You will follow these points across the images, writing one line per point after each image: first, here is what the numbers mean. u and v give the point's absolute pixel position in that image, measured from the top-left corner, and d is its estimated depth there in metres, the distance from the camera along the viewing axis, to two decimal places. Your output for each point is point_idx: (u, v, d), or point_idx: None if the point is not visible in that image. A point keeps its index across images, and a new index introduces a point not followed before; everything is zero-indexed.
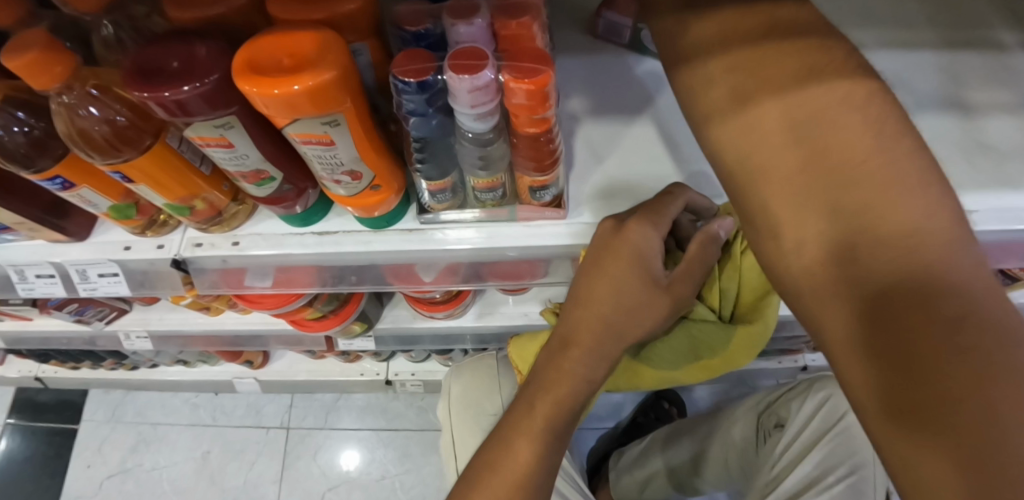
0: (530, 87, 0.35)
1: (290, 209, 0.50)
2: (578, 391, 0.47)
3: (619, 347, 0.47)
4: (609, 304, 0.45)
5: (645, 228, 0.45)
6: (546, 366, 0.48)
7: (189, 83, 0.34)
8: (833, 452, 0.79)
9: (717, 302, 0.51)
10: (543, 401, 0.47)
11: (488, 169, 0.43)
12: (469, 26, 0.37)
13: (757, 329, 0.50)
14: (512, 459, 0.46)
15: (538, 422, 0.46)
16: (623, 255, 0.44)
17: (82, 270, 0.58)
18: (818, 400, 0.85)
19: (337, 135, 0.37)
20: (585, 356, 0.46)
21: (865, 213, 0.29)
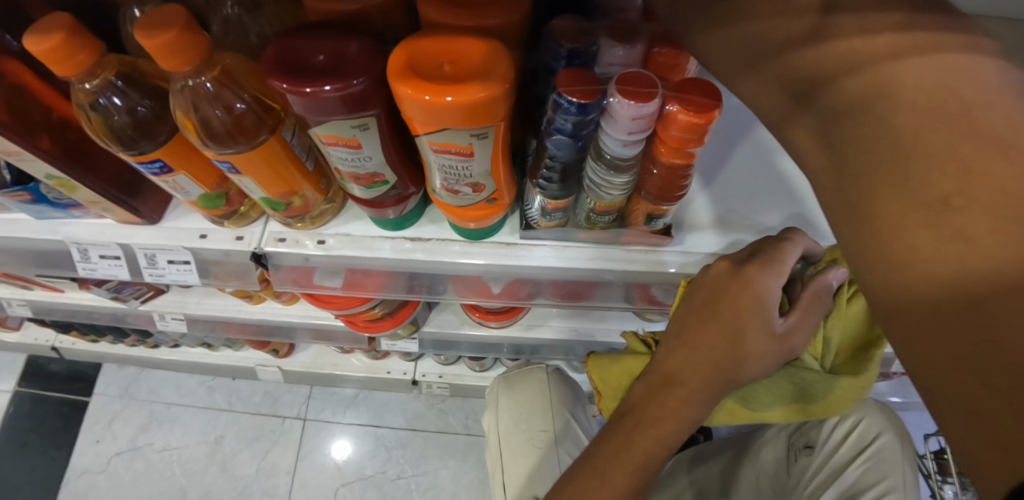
0: (699, 121, 0.33)
1: (384, 213, 0.48)
2: (680, 430, 0.48)
3: (727, 388, 0.46)
4: (724, 350, 0.44)
5: (768, 275, 0.43)
6: (649, 401, 0.48)
7: (338, 83, 0.32)
8: (870, 472, 0.87)
9: (821, 351, 0.49)
10: (645, 434, 0.48)
11: (612, 194, 0.41)
12: (627, 49, 0.36)
13: (859, 380, 0.49)
14: (609, 489, 0.48)
15: (638, 455, 0.48)
16: (744, 302, 0.43)
17: (151, 255, 0.55)
18: (848, 425, 0.94)
19: (479, 147, 0.35)
20: (691, 397, 0.46)
21: (862, 101, 0.23)
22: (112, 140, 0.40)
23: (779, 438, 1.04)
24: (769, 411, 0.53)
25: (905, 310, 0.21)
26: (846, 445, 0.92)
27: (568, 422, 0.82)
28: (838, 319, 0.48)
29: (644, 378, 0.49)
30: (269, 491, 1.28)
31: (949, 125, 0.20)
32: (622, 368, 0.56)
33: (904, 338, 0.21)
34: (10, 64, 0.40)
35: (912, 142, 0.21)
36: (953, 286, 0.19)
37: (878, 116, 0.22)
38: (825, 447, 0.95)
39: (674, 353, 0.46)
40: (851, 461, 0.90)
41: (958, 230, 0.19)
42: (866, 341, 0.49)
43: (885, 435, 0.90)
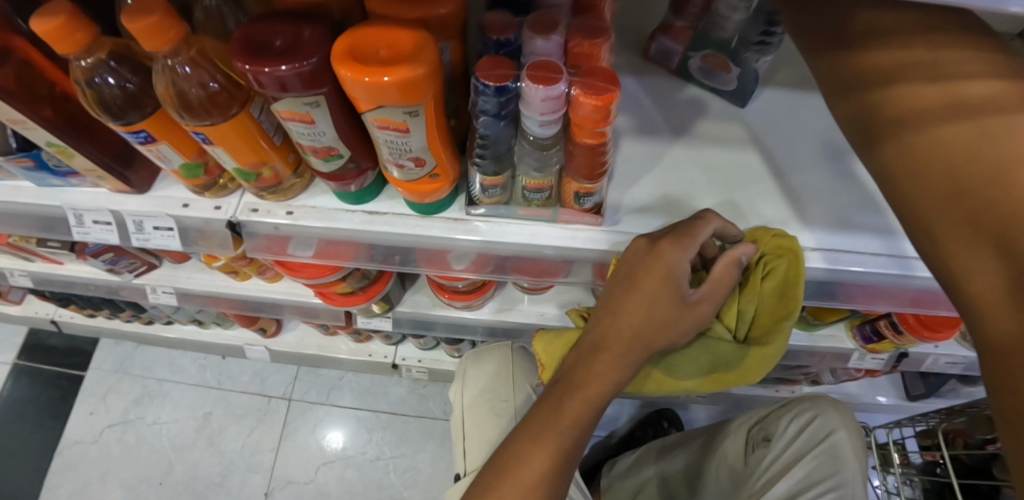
0: (597, 103, 0.37)
1: (345, 187, 0.53)
2: (605, 392, 0.52)
3: (647, 352, 0.51)
4: (642, 316, 0.49)
5: (680, 249, 0.48)
6: (578, 366, 0.52)
7: (290, 63, 0.37)
8: (820, 467, 0.92)
9: (734, 322, 0.54)
10: (573, 396, 0.52)
11: (540, 171, 0.46)
12: (546, 41, 0.40)
13: (769, 350, 0.54)
14: (539, 448, 0.52)
15: (568, 416, 0.52)
16: (657, 272, 0.48)
17: (139, 221, 0.61)
18: (806, 419, 0.98)
19: (414, 123, 0.41)
20: (614, 360, 0.51)
21: (954, 160, 0.30)
22: (103, 111, 0.45)
23: (739, 433, 1.07)
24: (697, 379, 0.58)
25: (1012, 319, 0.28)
26: (800, 439, 0.97)
27: (528, 397, 0.87)
28: (751, 293, 0.53)
29: (577, 347, 0.54)
30: (253, 466, 1.34)
31: None
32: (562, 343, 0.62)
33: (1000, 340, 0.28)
34: (18, 42, 0.45)
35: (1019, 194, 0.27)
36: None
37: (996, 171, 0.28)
38: (782, 440, 0.99)
39: (603, 320, 0.51)
40: (805, 454, 0.95)
41: None
42: (779, 316, 0.53)
43: (840, 432, 0.94)
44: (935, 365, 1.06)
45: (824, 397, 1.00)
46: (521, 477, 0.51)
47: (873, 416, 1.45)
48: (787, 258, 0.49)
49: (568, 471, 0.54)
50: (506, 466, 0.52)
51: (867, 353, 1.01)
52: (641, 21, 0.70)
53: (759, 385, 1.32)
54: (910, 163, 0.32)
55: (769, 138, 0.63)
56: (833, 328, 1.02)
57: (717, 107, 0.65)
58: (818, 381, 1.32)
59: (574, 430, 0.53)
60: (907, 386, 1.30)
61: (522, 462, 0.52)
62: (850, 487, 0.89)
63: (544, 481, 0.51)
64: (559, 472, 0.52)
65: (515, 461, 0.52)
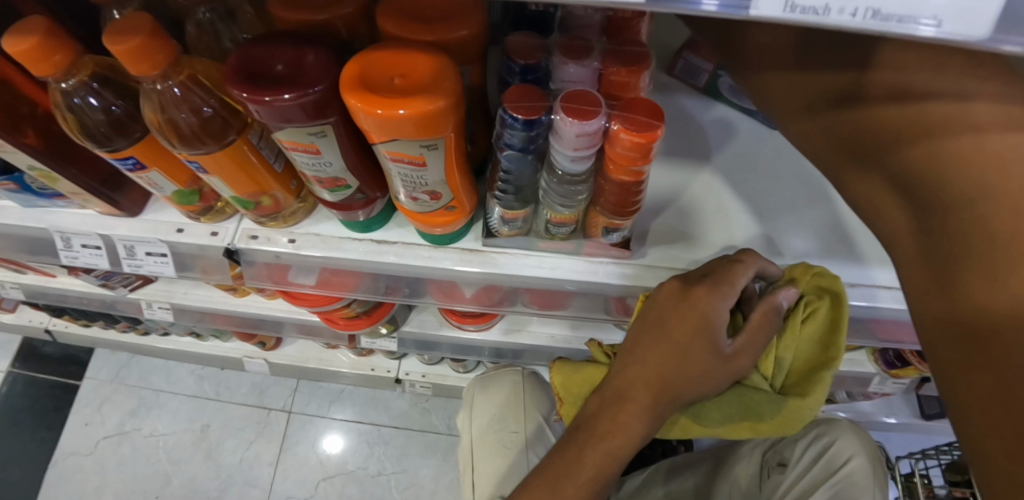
0: (637, 140, 0.33)
1: (352, 216, 0.49)
2: (629, 445, 0.48)
3: (674, 404, 0.47)
4: (671, 365, 0.45)
5: (718, 298, 0.43)
6: (601, 414, 0.49)
7: (294, 92, 0.33)
8: (836, 495, 0.88)
9: (771, 371, 0.49)
10: (595, 447, 0.48)
11: (567, 206, 0.42)
12: (578, 67, 0.36)
13: (808, 403, 0.49)
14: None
15: (588, 468, 0.48)
16: (689, 321, 0.44)
17: (130, 246, 0.57)
18: (821, 445, 0.95)
19: (431, 157, 0.37)
20: (641, 411, 0.47)
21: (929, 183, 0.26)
22: (85, 137, 0.41)
23: (753, 455, 1.05)
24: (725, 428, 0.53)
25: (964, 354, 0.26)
26: (817, 467, 0.93)
27: (540, 428, 0.83)
28: (791, 340, 0.48)
29: (599, 393, 0.50)
30: (251, 481, 1.30)
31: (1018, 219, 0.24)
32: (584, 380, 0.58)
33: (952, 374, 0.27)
34: None
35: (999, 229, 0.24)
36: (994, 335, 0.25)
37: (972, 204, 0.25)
38: (796, 468, 0.96)
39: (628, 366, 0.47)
40: (821, 482, 0.91)
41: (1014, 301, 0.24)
42: (818, 364, 0.49)
43: (856, 460, 0.90)
44: None
45: (839, 423, 0.97)
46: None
47: (888, 434, 1.41)
48: (829, 297, 0.46)
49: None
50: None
51: (889, 377, 0.97)
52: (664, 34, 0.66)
53: None
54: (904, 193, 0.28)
55: (803, 165, 0.59)
56: (854, 352, 0.98)
57: (746, 128, 0.61)
58: (832, 399, 1.28)
59: (597, 482, 0.49)
60: (924, 406, 1.26)
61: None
62: None
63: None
64: None
65: None
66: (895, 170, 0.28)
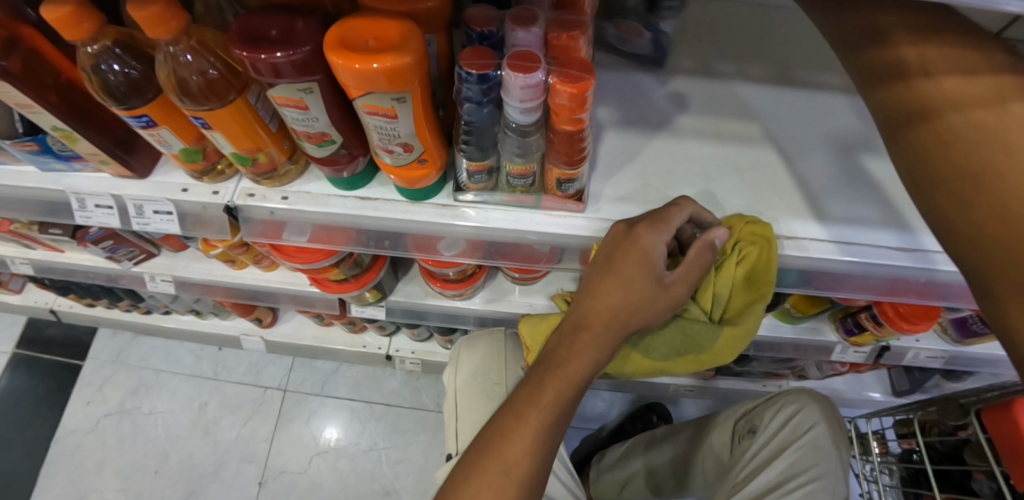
0: (572, 90, 0.40)
1: (338, 173, 0.56)
2: (585, 371, 0.54)
3: (623, 333, 0.53)
4: (617, 297, 0.52)
5: (654, 234, 0.50)
6: (560, 346, 0.55)
7: (284, 51, 0.40)
8: (802, 459, 0.93)
9: (709, 305, 0.56)
10: (554, 374, 0.54)
11: (522, 157, 0.48)
12: (526, 33, 0.42)
13: (740, 330, 0.57)
14: (521, 426, 0.54)
15: (549, 394, 0.54)
16: (631, 256, 0.50)
17: (139, 205, 0.63)
18: (789, 413, 0.99)
19: (401, 110, 0.43)
20: (593, 340, 0.53)
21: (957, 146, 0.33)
22: (107, 96, 0.48)
23: (724, 425, 1.08)
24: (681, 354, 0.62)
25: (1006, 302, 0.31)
26: (783, 432, 0.97)
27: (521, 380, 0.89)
28: (725, 278, 0.55)
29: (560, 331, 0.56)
30: (247, 456, 1.36)
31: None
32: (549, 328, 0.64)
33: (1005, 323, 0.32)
34: (26, 31, 0.48)
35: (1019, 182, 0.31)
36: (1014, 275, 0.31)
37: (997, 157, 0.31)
38: (767, 431, 0.99)
39: (584, 302, 0.54)
40: (788, 446, 0.95)
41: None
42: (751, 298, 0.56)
43: (820, 426, 0.96)
44: (915, 358, 1.09)
45: (806, 391, 1.01)
46: (506, 454, 0.53)
47: (859, 411, 1.47)
48: (759, 242, 0.51)
49: (551, 450, 0.55)
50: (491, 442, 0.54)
51: (849, 346, 1.04)
52: None
53: (747, 379, 1.34)
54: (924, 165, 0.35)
55: (748, 133, 0.66)
56: (816, 322, 1.04)
57: (697, 102, 0.68)
58: (804, 376, 1.34)
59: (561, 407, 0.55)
60: (891, 381, 1.33)
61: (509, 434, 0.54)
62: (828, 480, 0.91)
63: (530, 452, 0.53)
64: (547, 451, 0.55)
65: (500, 438, 0.54)
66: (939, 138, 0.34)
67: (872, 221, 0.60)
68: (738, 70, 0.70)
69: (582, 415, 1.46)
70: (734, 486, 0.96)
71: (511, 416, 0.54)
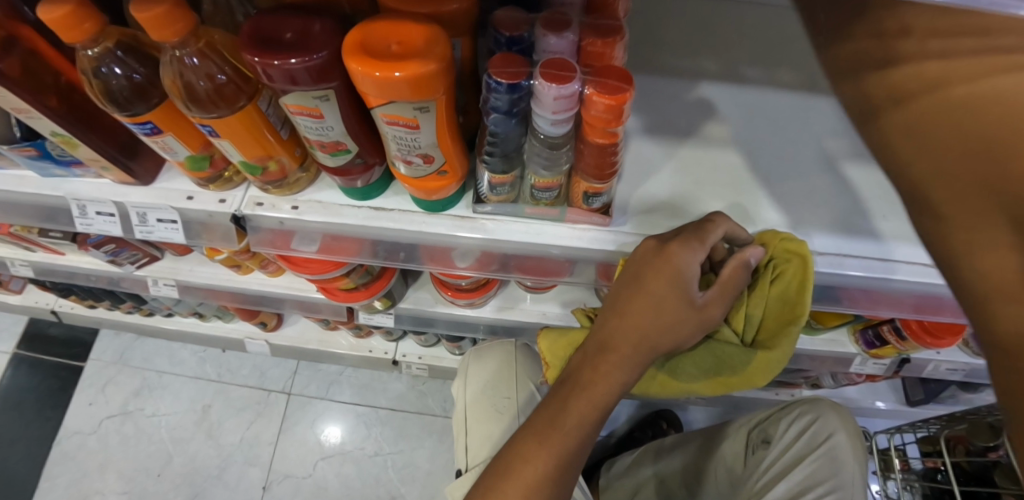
0: (609, 102, 0.37)
1: (352, 182, 0.53)
2: (611, 393, 0.52)
3: (652, 354, 0.51)
4: (647, 316, 0.49)
5: (690, 252, 0.47)
6: (584, 366, 0.52)
7: (300, 57, 0.37)
8: (819, 470, 0.91)
9: (742, 326, 0.54)
10: (578, 396, 0.51)
11: (550, 169, 0.46)
12: (559, 39, 0.39)
13: (775, 354, 0.54)
14: (543, 450, 0.51)
15: (572, 417, 0.51)
16: (663, 275, 0.47)
17: (143, 213, 0.60)
18: (805, 422, 0.97)
19: (424, 120, 0.40)
20: (620, 361, 0.50)
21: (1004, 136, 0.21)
22: (109, 101, 0.45)
23: (738, 434, 1.06)
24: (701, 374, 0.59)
25: None
26: (799, 442, 0.96)
27: (532, 396, 0.87)
28: (760, 297, 0.52)
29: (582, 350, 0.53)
30: (251, 460, 1.34)
31: None
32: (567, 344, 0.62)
33: None
34: (23, 31, 0.45)
35: None
36: None
37: None
38: (781, 443, 0.98)
39: (611, 321, 0.51)
40: (804, 457, 0.94)
41: None
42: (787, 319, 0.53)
43: (838, 435, 0.93)
44: (936, 370, 1.06)
45: (823, 399, 0.99)
46: (527, 479, 0.50)
47: (872, 419, 1.45)
48: (797, 261, 0.48)
49: (573, 476, 0.52)
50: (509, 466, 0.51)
51: (869, 358, 1.01)
52: (649, 22, 0.70)
53: (760, 387, 1.32)
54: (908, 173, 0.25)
55: (779, 142, 0.63)
56: (836, 333, 1.02)
57: (726, 108, 0.64)
58: (818, 385, 1.32)
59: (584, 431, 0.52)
60: (907, 391, 1.30)
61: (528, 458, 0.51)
62: (846, 490, 0.89)
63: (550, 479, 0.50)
64: (568, 475, 0.52)
65: (520, 461, 0.51)
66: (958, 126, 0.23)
67: (911, 237, 0.57)
68: (767, 76, 0.66)
69: None
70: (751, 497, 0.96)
71: (532, 439, 0.51)
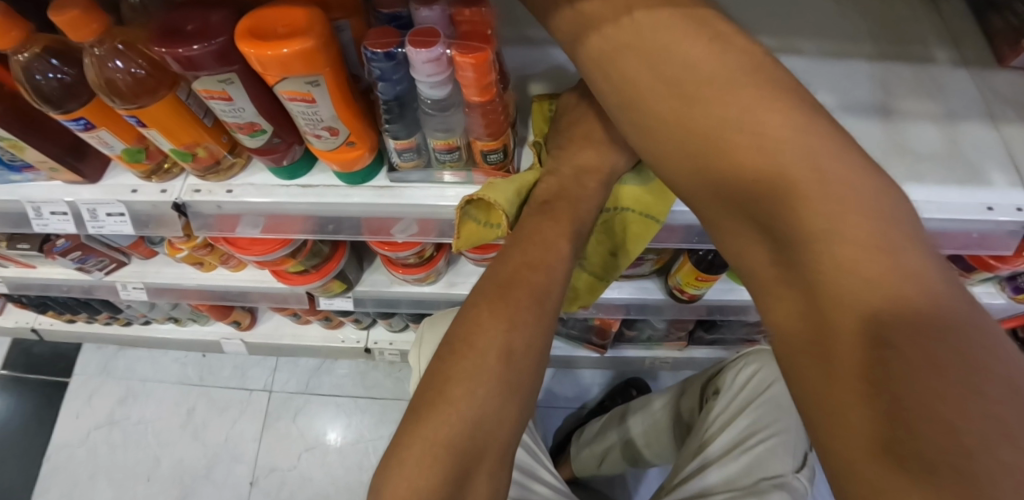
0: (472, 61, 0.42)
1: (278, 162, 0.58)
2: (552, 276, 0.50)
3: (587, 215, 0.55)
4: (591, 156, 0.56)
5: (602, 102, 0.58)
6: (525, 229, 0.52)
7: (200, 43, 0.42)
8: (762, 414, 0.94)
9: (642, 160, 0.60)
10: (506, 289, 0.48)
11: (443, 132, 0.51)
12: (429, 11, 0.44)
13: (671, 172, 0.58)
14: (472, 351, 0.45)
15: (502, 315, 0.46)
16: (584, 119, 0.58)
17: (93, 209, 0.65)
18: (751, 371, 1.00)
19: (318, 93, 0.46)
20: (562, 227, 0.52)
21: (748, 186, 0.36)
22: (44, 102, 0.50)
23: (694, 388, 1.11)
24: (620, 212, 0.60)
25: (868, 367, 0.28)
26: (744, 392, 0.98)
27: None
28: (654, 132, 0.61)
29: (479, 288, 0.50)
30: (237, 457, 1.38)
31: (832, 186, 0.32)
32: (493, 207, 0.54)
33: (849, 405, 0.29)
34: None
35: (840, 217, 0.31)
36: (870, 323, 0.28)
37: (809, 181, 0.33)
38: (727, 394, 1.00)
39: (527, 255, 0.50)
40: (748, 405, 0.96)
41: (857, 277, 0.30)
42: None
43: (779, 382, 0.98)
44: None
45: (765, 349, 1.02)
46: (455, 393, 0.43)
47: None
48: None
49: (509, 396, 0.45)
50: (411, 432, 0.43)
51: None
52: None
53: (721, 347, 1.36)
54: (677, 166, 0.41)
55: None
56: None
57: None
58: None
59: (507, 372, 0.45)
60: None
61: (438, 404, 0.43)
62: (786, 435, 0.91)
63: (467, 427, 0.42)
64: (507, 408, 0.45)
65: (447, 376, 0.44)
66: (730, 180, 0.37)
67: None
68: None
69: (564, 395, 1.49)
70: (696, 449, 0.97)
71: (455, 348, 0.46)
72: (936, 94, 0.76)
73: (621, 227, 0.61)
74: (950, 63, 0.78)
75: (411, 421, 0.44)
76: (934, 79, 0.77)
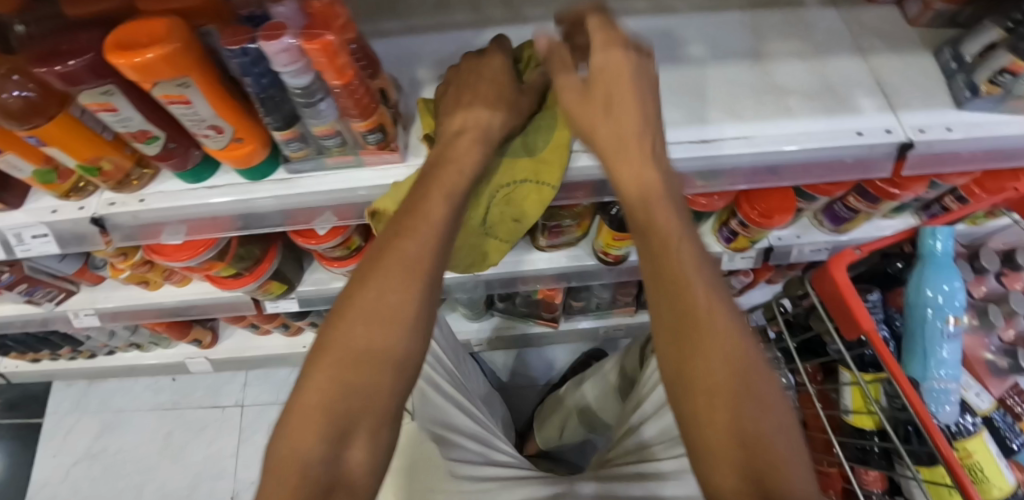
0: (318, 47, 0.47)
1: (180, 167, 0.63)
2: (427, 241, 0.56)
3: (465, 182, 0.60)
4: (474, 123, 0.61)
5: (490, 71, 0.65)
6: (406, 201, 0.58)
7: (74, 59, 0.46)
8: None
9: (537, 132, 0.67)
10: (386, 256, 0.54)
11: (317, 118, 0.56)
12: (281, 7, 0.48)
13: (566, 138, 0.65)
14: (349, 316, 0.51)
15: (379, 280, 0.52)
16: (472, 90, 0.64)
17: (17, 233, 0.69)
18: None
19: (191, 94, 0.51)
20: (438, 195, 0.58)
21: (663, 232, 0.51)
22: None
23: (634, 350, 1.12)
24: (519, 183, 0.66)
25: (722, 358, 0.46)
26: None
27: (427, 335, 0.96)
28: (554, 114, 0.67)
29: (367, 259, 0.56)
30: (217, 474, 1.41)
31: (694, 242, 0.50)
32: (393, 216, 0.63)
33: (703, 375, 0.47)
34: None
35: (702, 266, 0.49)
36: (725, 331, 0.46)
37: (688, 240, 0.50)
38: None
39: (417, 219, 0.55)
40: None
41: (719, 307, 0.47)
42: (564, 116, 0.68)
43: None
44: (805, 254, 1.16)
45: None
46: (332, 355, 0.49)
47: None
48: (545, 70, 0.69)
49: (386, 351, 0.50)
50: (295, 397, 0.48)
51: (734, 254, 1.13)
52: None
53: None
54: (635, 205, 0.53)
55: None
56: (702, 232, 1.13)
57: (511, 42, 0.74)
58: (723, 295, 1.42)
59: (406, 322, 0.52)
60: None
61: (319, 365, 0.49)
62: None
63: (344, 384, 0.48)
64: (387, 362, 0.50)
65: (327, 343, 0.50)
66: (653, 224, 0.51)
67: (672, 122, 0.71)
68: (546, 10, 0.76)
69: (531, 374, 1.54)
70: (636, 405, 1.00)
71: (337, 315, 0.52)
72: (805, 34, 0.83)
73: (521, 198, 0.67)
74: (817, 4, 0.85)
75: (296, 386, 0.49)
76: (800, 22, 0.83)
